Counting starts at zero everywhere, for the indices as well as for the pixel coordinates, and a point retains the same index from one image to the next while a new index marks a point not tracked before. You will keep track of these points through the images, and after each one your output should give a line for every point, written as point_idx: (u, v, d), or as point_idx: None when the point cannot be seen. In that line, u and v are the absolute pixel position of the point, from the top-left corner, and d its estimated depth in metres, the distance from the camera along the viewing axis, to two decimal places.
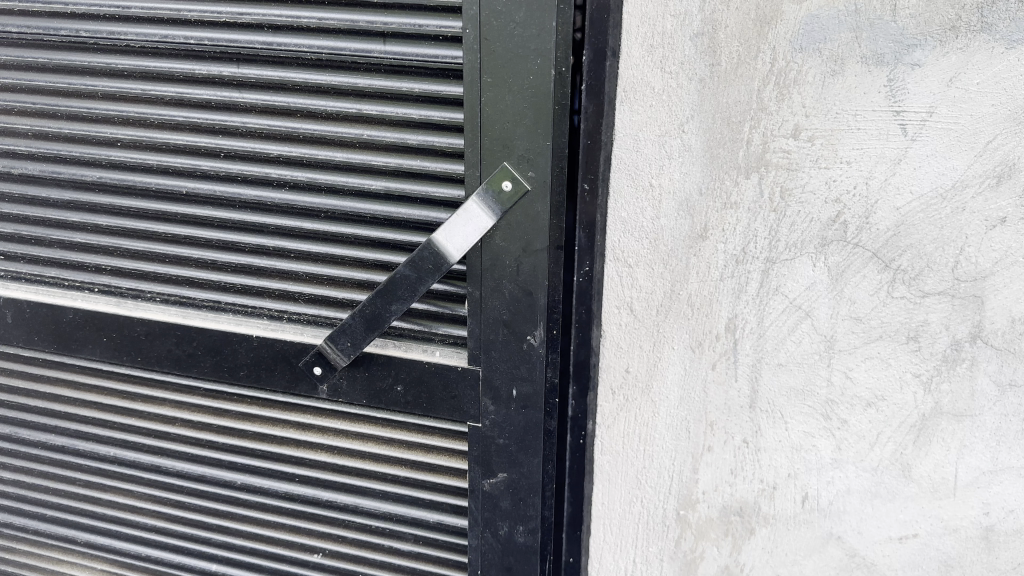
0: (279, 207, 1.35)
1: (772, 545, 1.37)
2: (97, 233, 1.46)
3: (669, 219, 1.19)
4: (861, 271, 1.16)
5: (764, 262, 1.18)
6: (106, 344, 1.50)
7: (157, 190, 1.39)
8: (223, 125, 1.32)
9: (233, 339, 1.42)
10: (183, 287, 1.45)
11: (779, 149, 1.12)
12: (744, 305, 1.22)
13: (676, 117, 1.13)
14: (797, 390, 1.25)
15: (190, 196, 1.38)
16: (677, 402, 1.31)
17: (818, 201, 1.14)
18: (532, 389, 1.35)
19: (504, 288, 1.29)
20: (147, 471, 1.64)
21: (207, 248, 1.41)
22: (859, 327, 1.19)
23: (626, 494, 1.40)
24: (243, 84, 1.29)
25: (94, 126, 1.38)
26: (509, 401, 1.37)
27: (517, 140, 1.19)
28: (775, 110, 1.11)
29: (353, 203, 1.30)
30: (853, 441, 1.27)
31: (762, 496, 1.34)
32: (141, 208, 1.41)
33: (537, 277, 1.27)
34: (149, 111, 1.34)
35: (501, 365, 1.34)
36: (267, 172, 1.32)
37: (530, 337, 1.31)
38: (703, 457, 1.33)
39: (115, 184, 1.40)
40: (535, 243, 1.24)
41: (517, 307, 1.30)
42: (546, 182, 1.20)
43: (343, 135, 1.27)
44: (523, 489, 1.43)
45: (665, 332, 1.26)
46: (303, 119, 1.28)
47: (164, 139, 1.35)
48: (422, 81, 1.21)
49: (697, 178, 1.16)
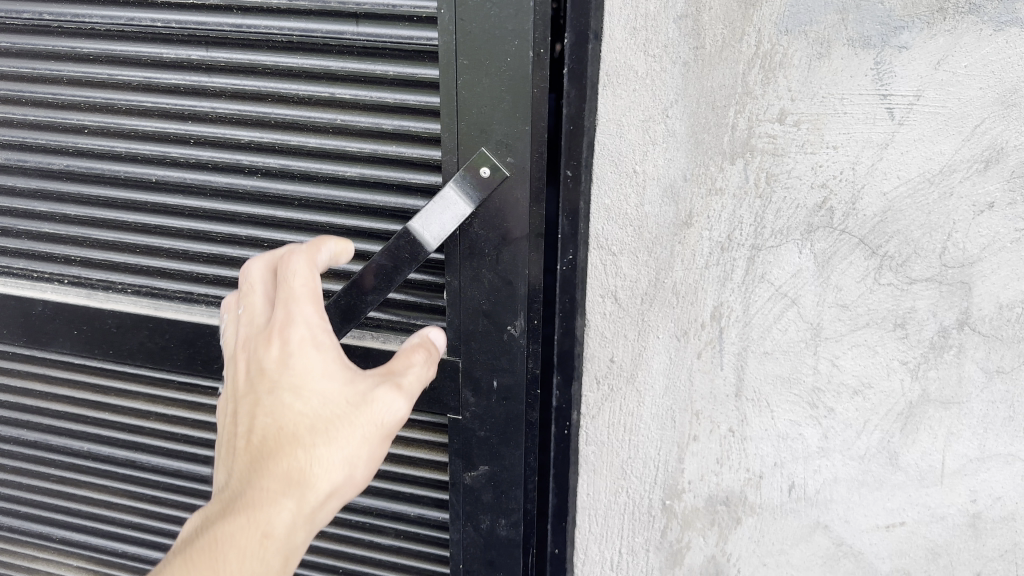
0: (251, 195, 1.32)
1: (759, 534, 1.36)
2: (66, 223, 1.43)
3: (653, 206, 1.17)
4: (848, 257, 1.14)
5: (750, 249, 1.16)
6: (76, 338, 1.48)
7: (126, 178, 1.36)
8: (192, 111, 1.29)
9: (206, 332, 1.39)
10: (154, 279, 1.43)
11: (764, 133, 1.10)
12: (730, 292, 1.20)
13: (660, 101, 1.11)
14: (783, 378, 1.24)
15: (160, 185, 1.35)
16: (662, 391, 1.29)
17: (804, 186, 1.12)
18: (514, 380, 1.33)
19: (484, 277, 1.26)
20: (122, 467, 1.61)
21: (179, 238, 1.38)
22: (846, 314, 1.18)
23: (612, 484, 1.38)
24: (212, 68, 1.25)
25: (61, 112, 1.35)
26: (490, 393, 1.35)
27: (496, 125, 1.17)
28: (761, 94, 1.08)
29: (328, 190, 1.28)
30: (840, 428, 1.25)
31: (749, 485, 1.33)
32: (110, 197, 1.38)
33: (518, 266, 1.25)
34: (116, 97, 1.31)
35: (482, 355, 1.32)
36: (238, 158, 1.30)
37: (511, 327, 1.29)
38: (689, 446, 1.32)
39: (83, 172, 1.38)
40: (514, 231, 1.22)
41: (497, 296, 1.27)
42: (525, 169, 1.19)
43: (316, 121, 1.24)
44: (505, 482, 1.41)
45: (650, 321, 1.24)
46: (275, 104, 1.26)
47: (133, 126, 1.32)
48: (397, 63, 1.18)
49: (681, 164, 1.14)
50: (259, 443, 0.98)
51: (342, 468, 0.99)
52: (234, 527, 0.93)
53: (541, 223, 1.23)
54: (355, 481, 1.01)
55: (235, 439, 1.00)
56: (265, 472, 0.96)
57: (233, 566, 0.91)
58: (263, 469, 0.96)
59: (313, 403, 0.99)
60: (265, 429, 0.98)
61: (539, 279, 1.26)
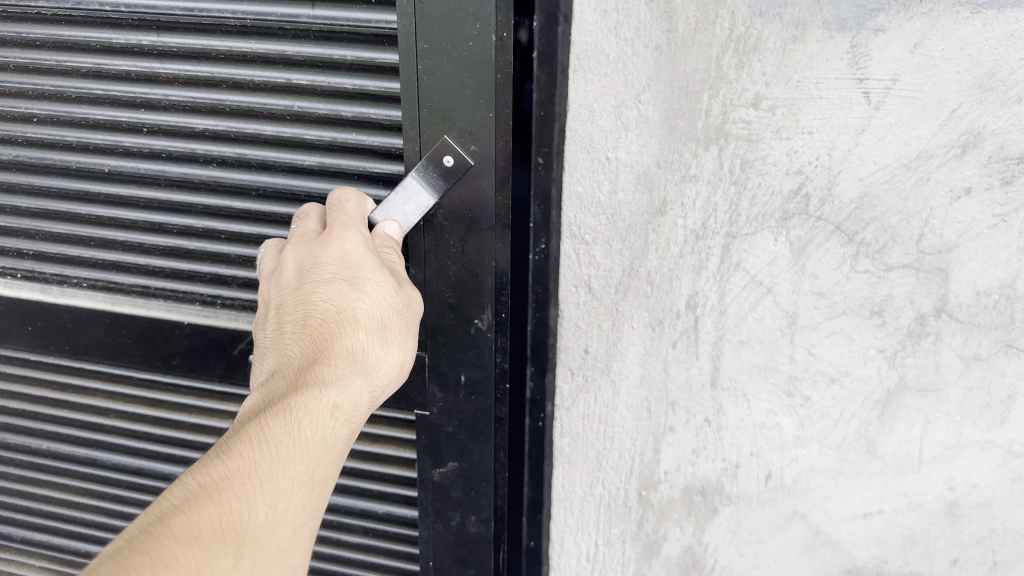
0: (208, 185, 1.29)
1: (735, 524, 1.35)
2: (17, 216, 1.40)
3: (627, 193, 1.15)
4: (825, 245, 1.13)
5: (725, 236, 1.14)
6: (31, 334, 1.46)
7: (78, 169, 1.33)
8: (145, 99, 1.25)
9: (164, 328, 1.38)
10: (110, 272, 1.40)
11: (738, 119, 1.08)
12: (705, 281, 1.18)
13: (632, 86, 1.09)
14: (759, 367, 1.22)
15: (114, 175, 1.32)
16: (638, 381, 1.27)
17: (780, 172, 1.10)
18: (482, 374, 1.31)
19: (449, 270, 1.24)
20: (84, 464, 1.59)
21: (134, 230, 1.35)
22: (822, 302, 1.16)
23: (587, 476, 1.37)
24: (164, 54, 1.21)
25: (8, 101, 1.32)
26: (457, 388, 1.32)
27: (459, 111, 1.14)
28: (735, 79, 1.06)
29: (286, 180, 1.25)
30: (817, 417, 1.24)
31: (725, 475, 1.32)
32: (62, 188, 1.35)
33: (484, 257, 1.22)
34: (65, 85, 1.27)
35: (449, 350, 1.30)
36: (193, 148, 1.26)
37: (478, 321, 1.27)
38: (665, 436, 1.30)
39: (33, 162, 1.34)
40: (481, 220, 1.20)
41: (463, 289, 1.25)
42: (490, 157, 1.17)
43: (273, 109, 1.21)
44: (475, 477, 1.39)
45: (624, 311, 1.22)
46: (230, 90, 1.22)
47: (83, 115, 1.29)
48: (355, 47, 1.15)
49: (655, 151, 1.11)
50: (320, 328, 0.98)
51: (390, 358, 1.01)
52: (306, 397, 0.89)
53: (510, 213, 1.20)
54: (396, 378, 1.03)
55: (283, 333, 1.00)
56: (326, 348, 0.96)
57: (308, 430, 0.87)
58: (322, 348, 0.96)
59: (372, 292, 1.01)
60: (323, 315, 0.99)
61: (507, 268, 1.23)
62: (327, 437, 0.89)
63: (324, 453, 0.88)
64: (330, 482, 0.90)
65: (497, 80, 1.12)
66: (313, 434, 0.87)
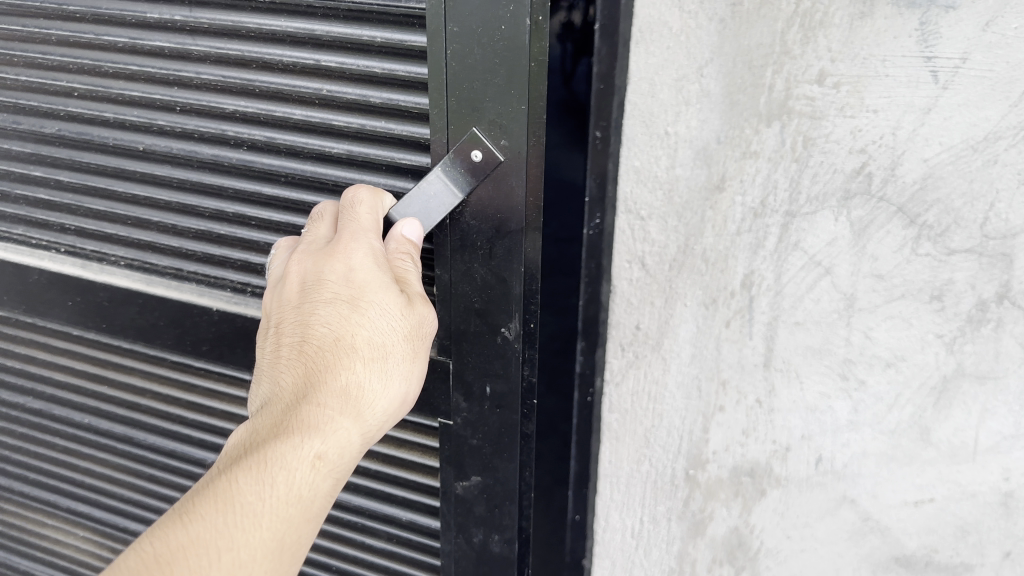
0: (239, 166, 1.43)
1: (783, 507, 1.35)
2: (58, 190, 1.61)
3: (685, 168, 1.14)
4: (885, 226, 1.10)
5: (784, 215, 1.13)
6: (70, 308, 1.68)
7: (116, 147, 1.50)
8: (178, 76, 1.40)
9: (195, 314, 1.55)
10: (146, 253, 1.59)
11: (802, 95, 1.06)
12: (762, 260, 1.16)
13: (695, 59, 1.08)
14: (814, 349, 1.20)
15: (148, 154, 1.48)
16: (689, 359, 1.26)
17: (842, 150, 1.07)
18: (506, 386, 1.38)
19: (478, 275, 1.32)
20: (123, 442, 1.85)
21: (167, 210, 1.52)
22: (881, 285, 1.13)
23: (634, 453, 1.38)
24: (196, 31, 1.35)
25: (52, 75, 1.51)
26: (482, 398, 1.42)
27: (489, 102, 1.19)
28: (799, 54, 1.04)
29: (314, 167, 1.37)
30: (870, 402, 1.22)
31: (775, 457, 1.31)
32: (101, 164, 1.53)
33: (513, 264, 1.28)
34: (104, 60, 1.44)
35: (473, 357, 1.39)
36: (224, 129, 1.41)
37: (505, 329, 1.33)
38: (714, 416, 1.30)
39: (74, 137, 1.53)
40: (510, 222, 1.26)
41: (491, 296, 1.32)
42: (519, 152, 1.21)
43: (302, 96, 1.32)
44: (498, 495, 1.49)
45: (678, 288, 1.21)
46: (260, 71, 1.34)
47: (120, 91, 1.45)
48: (386, 29, 1.22)
49: (715, 126, 1.10)
50: (316, 356, 1.09)
51: (387, 388, 1.10)
52: (288, 447, 1.00)
53: (538, 215, 1.24)
54: (397, 407, 1.13)
55: (285, 353, 1.12)
56: (319, 384, 1.06)
57: (287, 480, 0.99)
58: (319, 378, 1.07)
59: (372, 318, 1.10)
60: (322, 340, 1.09)
61: (536, 270, 1.28)
62: (305, 484, 1.01)
63: (300, 499, 1.00)
64: (306, 523, 1.02)
65: (530, 69, 1.14)
66: (291, 484, 0.99)
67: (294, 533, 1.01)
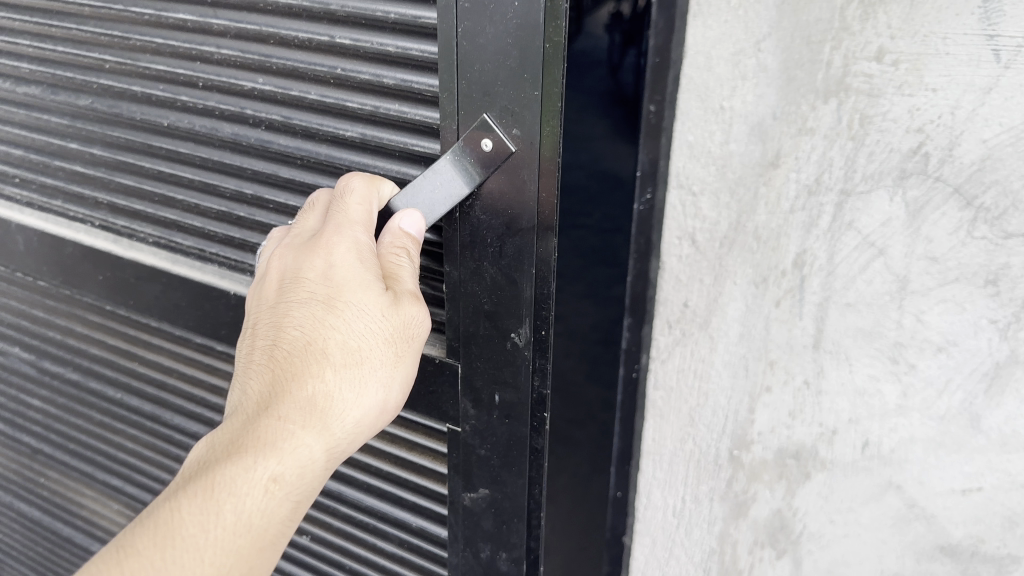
0: (257, 145, 1.51)
1: (827, 491, 1.34)
2: (92, 164, 1.77)
3: (739, 144, 1.13)
4: (941, 208, 1.08)
5: (839, 194, 1.12)
6: (104, 280, 1.85)
7: (145, 122, 1.63)
8: (201, 51, 1.49)
9: (215, 296, 1.68)
10: (171, 232, 1.72)
11: (860, 72, 1.05)
12: (815, 239, 1.16)
13: (753, 34, 1.08)
14: (864, 331, 1.19)
15: (173, 129, 1.60)
16: (737, 339, 1.26)
17: (899, 130, 1.06)
18: (515, 395, 1.39)
19: (490, 276, 1.33)
20: (152, 420, 2.04)
21: (192, 188, 1.64)
22: (935, 267, 1.11)
23: (678, 432, 1.38)
24: (219, 7, 1.44)
25: (86, 51, 1.64)
26: (492, 407, 1.43)
27: (500, 89, 1.18)
28: (859, 30, 1.03)
29: (329, 149, 1.43)
30: (920, 387, 1.20)
31: (821, 440, 1.30)
32: (132, 139, 1.66)
33: (524, 264, 1.28)
34: (134, 34, 1.55)
35: (484, 361, 1.41)
36: (244, 108, 1.49)
37: (516, 333, 1.34)
38: (761, 397, 1.29)
39: (106, 111, 1.67)
40: (523, 217, 1.25)
41: (503, 299, 1.33)
42: (532, 142, 1.19)
43: (317, 73, 1.37)
44: (506, 512, 1.51)
45: (728, 266, 1.21)
46: (277, 48, 1.40)
47: (147, 67, 1.56)
48: (401, 6, 1.24)
49: (772, 102, 1.10)
50: (287, 360, 1.12)
51: (361, 397, 1.13)
52: (245, 462, 1.04)
53: (549, 216, 1.22)
54: (376, 414, 1.16)
55: (257, 356, 1.15)
56: (286, 392, 1.09)
57: (239, 499, 1.02)
58: (286, 385, 1.10)
59: (348, 321, 1.13)
60: (296, 342, 1.13)
61: (547, 273, 1.26)
62: (259, 501, 1.04)
63: (251, 518, 1.03)
64: (258, 544, 1.06)
65: (545, 51, 1.11)
66: (244, 502, 1.03)
67: (246, 554, 1.04)
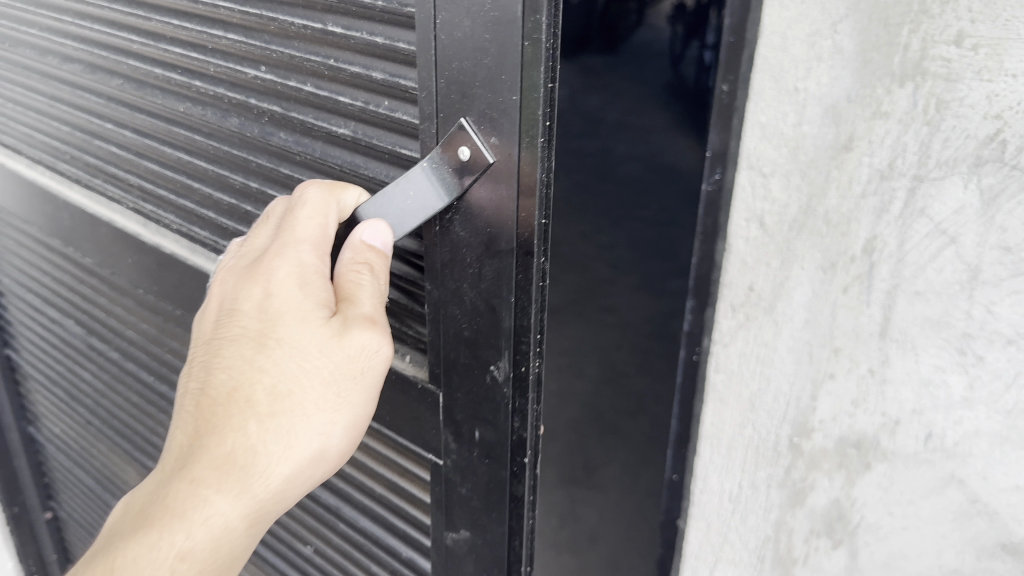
0: (276, 132, 1.58)
1: (887, 482, 1.33)
2: (150, 139, 1.91)
3: (812, 126, 1.12)
4: (1018, 197, 1.06)
5: (911, 180, 1.11)
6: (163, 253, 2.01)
7: (187, 107, 1.75)
8: (226, 39, 1.57)
9: None
10: (211, 213, 1.85)
11: (938, 56, 1.04)
12: (886, 225, 1.15)
13: (830, 15, 1.06)
14: (932, 321, 1.18)
15: (209, 112, 1.70)
16: (802, 325, 1.25)
17: (977, 116, 1.05)
18: (495, 432, 1.47)
19: (471, 301, 1.38)
20: None
21: (227, 168, 1.74)
22: (1009, 258, 1.09)
23: (738, 417, 1.37)
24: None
25: (142, 39, 1.78)
26: (472, 442, 1.52)
27: (478, 88, 1.20)
28: (938, 14, 1.02)
29: (331, 145, 1.48)
30: (988, 380, 1.18)
31: (883, 430, 1.29)
32: (178, 120, 1.79)
33: (503, 287, 1.33)
34: (176, 22, 1.66)
35: (462, 393, 1.50)
36: (265, 96, 1.56)
37: (496, 366, 1.41)
38: (825, 383, 1.30)
39: (158, 94, 1.81)
40: (501, 238, 1.29)
41: (484, 330, 1.39)
42: (508, 152, 1.21)
43: (293, 71, 1.47)
44: (485, 552, 1.60)
45: (797, 250, 1.20)
46: (286, 37, 1.45)
47: (186, 56, 1.68)
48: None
49: (847, 84, 1.09)
50: (217, 403, 1.22)
51: (301, 431, 1.23)
52: (171, 512, 1.16)
53: (527, 238, 1.26)
54: (313, 461, 1.25)
55: (191, 396, 1.27)
56: (211, 440, 1.20)
57: (170, 546, 1.14)
58: (211, 432, 1.21)
59: (274, 362, 1.23)
60: (222, 387, 1.23)
61: (523, 301, 1.33)
62: (197, 541, 1.16)
63: (192, 561, 1.16)
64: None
65: (525, 48, 1.11)
66: (185, 544, 1.15)
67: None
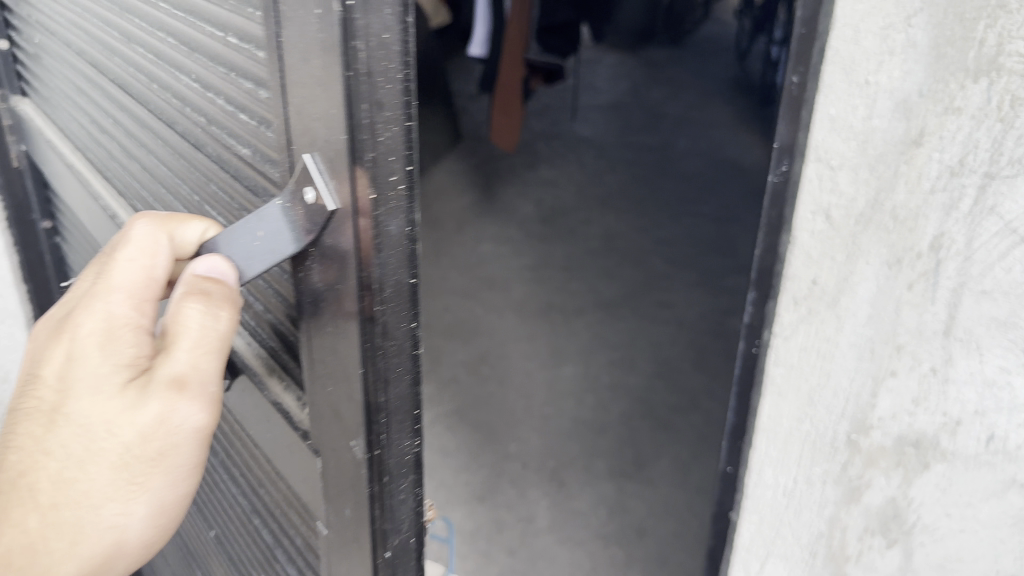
0: (183, 171, 1.38)
1: (946, 484, 1.30)
2: (104, 163, 1.81)
3: (883, 120, 1.12)
4: None
5: (982, 177, 1.09)
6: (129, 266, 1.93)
7: (125, 133, 1.62)
8: (145, 68, 1.42)
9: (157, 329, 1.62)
10: None
11: (1015, 52, 1.02)
12: (954, 222, 1.14)
13: (904, 8, 1.06)
14: (999, 321, 1.15)
15: (139, 144, 1.56)
16: (865, 320, 1.24)
17: None
18: (354, 523, 1.13)
19: (334, 364, 1.06)
20: None
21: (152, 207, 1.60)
22: None
23: (796, 410, 1.38)
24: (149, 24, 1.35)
25: (91, 56, 1.66)
26: (336, 526, 1.17)
27: (316, 122, 0.93)
28: (1016, 9, 1.01)
29: (231, 177, 1.21)
30: None
31: (943, 431, 1.26)
32: (121, 146, 1.66)
33: (349, 360, 1.03)
34: (112, 44, 1.53)
35: (331, 472, 1.15)
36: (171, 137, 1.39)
37: (354, 444, 1.07)
38: (885, 380, 1.27)
39: (105, 118, 1.70)
40: (347, 294, 0.99)
41: (339, 399, 1.08)
42: (348, 195, 0.93)
43: (191, 106, 1.27)
44: None
45: (862, 245, 1.20)
46: (183, 78, 1.27)
47: (122, 78, 1.54)
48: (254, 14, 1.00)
49: (919, 79, 1.08)
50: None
51: (102, 517, 0.90)
52: None
53: (367, 274, 0.97)
54: (106, 560, 0.91)
55: None
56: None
57: None
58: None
59: (65, 440, 0.89)
60: (8, 470, 0.91)
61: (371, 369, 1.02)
62: None
63: None
64: None
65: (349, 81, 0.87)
66: None
67: None
